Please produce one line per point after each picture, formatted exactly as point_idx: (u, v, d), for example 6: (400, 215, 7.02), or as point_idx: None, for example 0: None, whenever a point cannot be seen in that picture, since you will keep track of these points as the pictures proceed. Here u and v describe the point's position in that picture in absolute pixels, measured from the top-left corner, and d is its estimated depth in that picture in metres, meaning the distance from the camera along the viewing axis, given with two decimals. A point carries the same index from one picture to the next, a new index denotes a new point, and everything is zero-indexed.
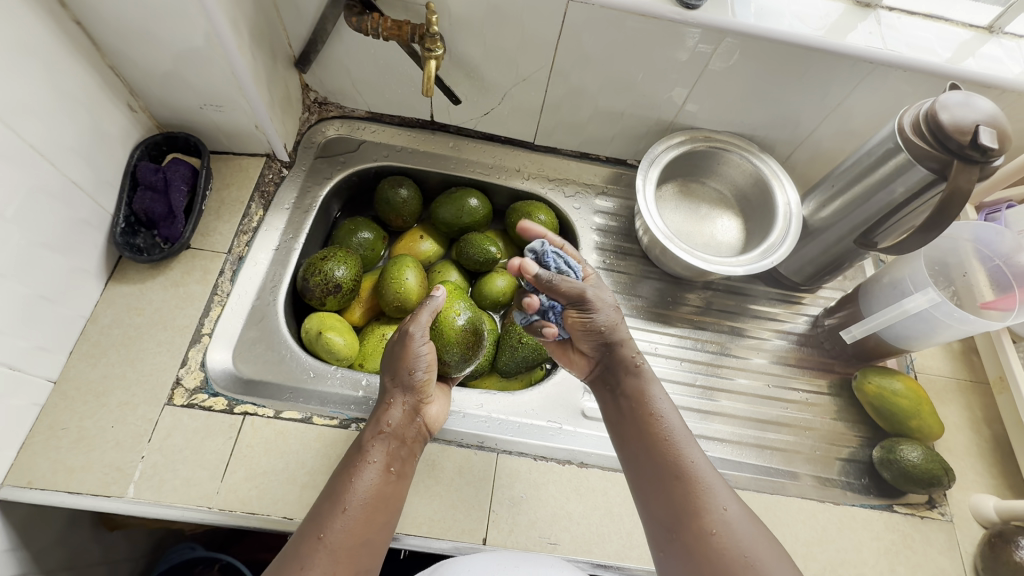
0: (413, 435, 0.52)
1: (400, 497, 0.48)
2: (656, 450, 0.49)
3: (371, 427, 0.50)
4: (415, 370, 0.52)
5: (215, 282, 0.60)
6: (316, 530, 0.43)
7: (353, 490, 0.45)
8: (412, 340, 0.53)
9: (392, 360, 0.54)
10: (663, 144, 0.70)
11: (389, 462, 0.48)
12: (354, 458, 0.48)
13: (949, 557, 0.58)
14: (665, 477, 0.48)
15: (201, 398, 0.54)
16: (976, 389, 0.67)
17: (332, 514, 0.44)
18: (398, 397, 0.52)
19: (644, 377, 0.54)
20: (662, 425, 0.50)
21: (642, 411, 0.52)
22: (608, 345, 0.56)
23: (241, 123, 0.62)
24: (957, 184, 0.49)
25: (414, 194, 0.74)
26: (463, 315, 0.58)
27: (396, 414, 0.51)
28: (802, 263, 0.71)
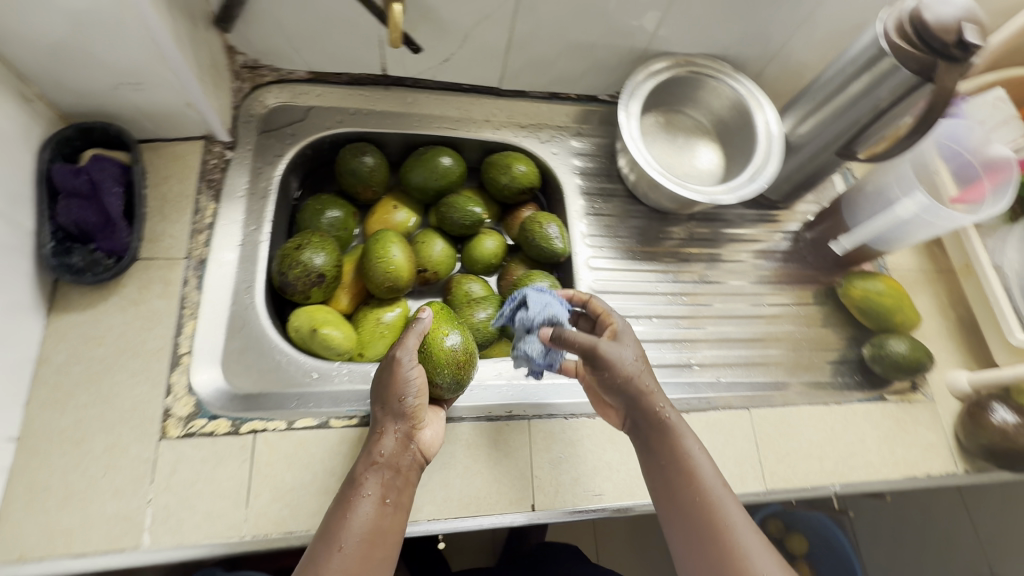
0: (408, 463, 0.47)
1: (400, 532, 0.45)
2: (686, 501, 0.47)
3: (362, 459, 0.46)
4: (406, 397, 0.48)
5: (180, 294, 0.52)
6: (313, 572, 0.40)
7: (348, 527, 0.42)
8: (400, 365, 0.48)
9: (381, 387, 0.48)
10: (643, 73, 0.67)
11: (384, 494, 0.44)
12: (347, 491, 0.44)
13: (934, 431, 0.64)
14: (698, 529, 0.45)
15: (199, 424, 0.48)
16: (941, 277, 0.73)
17: (327, 554, 0.41)
18: (389, 425, 0.47)
19: (673, 425, 0.49)
20: (694, 476, 0.47)
21: (672, 458, 0.48)
22: (632, 396, 0.49)
23: (167, 101, 0.52)
24: (943, 84, 0.50)
25: (381, 160, 0.67)
26: (454, 339, 0.51)
27: (388, 444, 0.46)
28: (780, 181, 0.72)
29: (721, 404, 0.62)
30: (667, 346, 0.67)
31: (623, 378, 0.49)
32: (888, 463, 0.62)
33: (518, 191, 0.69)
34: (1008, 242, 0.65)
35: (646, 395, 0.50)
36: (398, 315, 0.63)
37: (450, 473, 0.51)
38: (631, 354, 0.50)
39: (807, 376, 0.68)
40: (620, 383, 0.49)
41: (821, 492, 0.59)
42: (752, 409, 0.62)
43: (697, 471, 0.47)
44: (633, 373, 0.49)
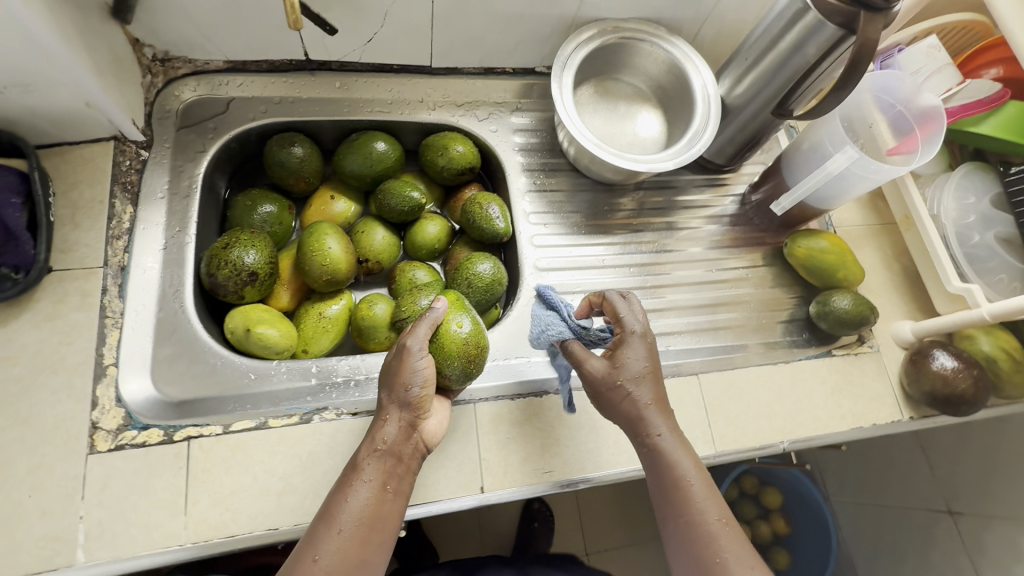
0: (410, 451, 0.48)
1: (397, 518, 0.46)
2: (674, 517, 0.47)
3: (366, 444, 0.47)
4: (412, 387, 0.48)
5: (100, 303, 0.50)
6: (311, 551, 0.41)
7: (345, 509, 0.43)
8: (409, 354, 0.48)
9: (389, 374, 0.49)
10: (573, 44, 0.65)
11: (385, 480, 0.45)
12: (348, 474, 0.46)
13: (880, 381, 0.66)
14: (683, 543, 0.46)
15: (130, 436, 0.47)
16: (885, 230, 0.73)
17: (324, 533, 0.42)
18: (393, 413, 0.48)
19: (666, 442, 0.49)
20: (685, 493, 0.47)
21: (663, 475, 0.48)
22: (620, 410, 0.51)
23: (64, 102, 0.49)
24: (867, 36, 0.49)
25: (312, 150, 0.65)
26: (465, 326, 0.52)
27: (391, 431, 0.47)
28: (723, 144, 0.72)
29: (671, 372, 0.62)
30: None
31: (603, 390, 0.51)
32: (835, 416, 0.63)
33: (457, 173, 0.68)
34: (944, 191, 0.65)
35: (638, 409, 0.50)
36: (343, 308, 0.63)
37: None
38: (616, 366, 0.51)
39: (760, 337, 0.69)
40: (604, 396, 0.51)
41: (770, 449, 0.60)
42: (702, 374, 0.63)
43: (687, 488, 0.47)
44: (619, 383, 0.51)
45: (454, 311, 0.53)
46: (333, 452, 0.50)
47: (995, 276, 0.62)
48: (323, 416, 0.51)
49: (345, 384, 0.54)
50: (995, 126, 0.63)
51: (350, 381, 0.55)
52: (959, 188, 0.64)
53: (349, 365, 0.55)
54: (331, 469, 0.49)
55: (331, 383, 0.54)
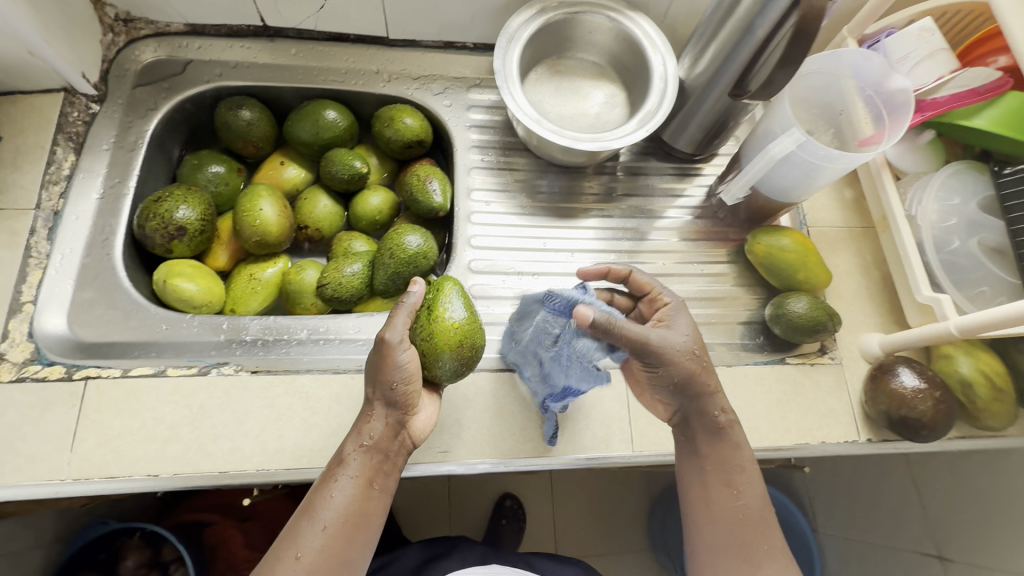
0: (396, 448, 0.47)
1: (381, 512, 0.46)
2: (726, 493, 0.48)
3: (351, 439, 0.46)
4: (396, 383, 0.46)
5: (26, 243, 0.53)
6: (294, 549, 0.42)
7: (328, 506, 0.43)
8: (391, 348, 0.46)
9: (372, 367, 0.46)
10: (523, 15, 0.62)
11: (370, 478, 0.45)
12: (332, 468, 0.45)
13: (837, 397, 0.60)
14: (734, 523, 0.47)
15: (33, 370, 0.49)
16: (866, 233, 0.67)
17: (307, 530, 0.42)
18: (380, 409, 0.46)
19: (731, 423, 0.49)
20: (740, 472, 0.48)
21: (721, 451, 0.49)
22: (693, 393, 0.48)
23: (8, 50, 0.52)
24: (808, 3, 0.44)
25: (262, 114, 0.65)
26: (457, 311, 0.49)
27: (378, 427, 0.46)
28: (690, 131, 0.67)
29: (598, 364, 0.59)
30: None
31: (689, 377, 0.47)
32: (776, 429, 0.58)
33: (404, 145, 0.67)
34: (927, 191, 0.58)
35: (707, 392, 0.48)
36: (278, 271, 0.63)
37: (286, 425, 0.50)
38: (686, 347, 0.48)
39: (709, 337, 0.64)
40: (682, 383, 0.48)
41: None
42: None
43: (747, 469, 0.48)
44: (698, 368, 0.48)
45: (441, 297, 0.49)
46: (224, 407, 0.50)
47: (977, 289, 0.55)
48: (221, 370, 0.52)
49: (252, 342, 0.54)
50: (991, 120, 0.56)
51: (258, 341, 0.55)
52: (944, 188, 0.58)
53: (261, 325, 0.55)
54: (219, 423, 0.49)
55: (239, 341, 0.55)
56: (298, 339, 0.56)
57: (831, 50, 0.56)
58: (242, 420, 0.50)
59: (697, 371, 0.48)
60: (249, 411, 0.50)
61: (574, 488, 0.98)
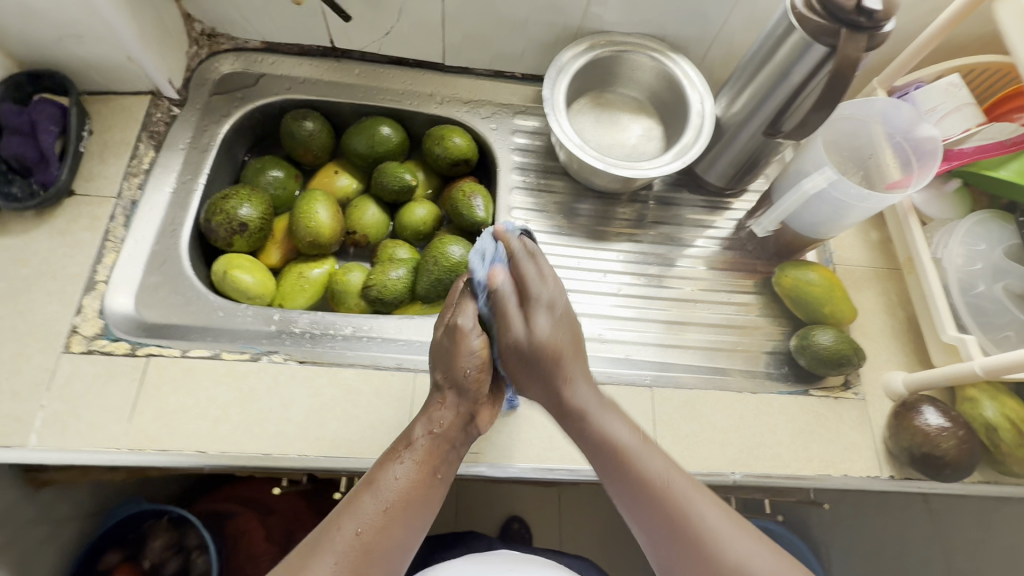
0: (462, 439, 0.50)
1: (436, 503, 0.47)
2: (625, 481, 0.47)
3: (421, 423, 0.49)
4: (469, 369, 0.50)
5: (105, 228, 0.57)
6: (351, 524, 0.42)
7: (390, 485, 0.44)
8: (465, 335, 0.51)
9: (444, 355, 0.51)
10: (573, 51, 0.68)
11: (434, 465, 0.47)
12: (395, 449, 0.47)
13: (860, 432, 0.60)
14: (647, 511, 0.46)
15: (101, 343, 0.52)
16: (891, 274, 0.69)
17: (364, 507, 0.43)
18: (451, 397, 0.50)
19: (591, 413, 0.50)
20: (628, 462, 0.47)
21: (600, 440, 0.49)
22: (547, 376, 0.51)
23: (111, 55, 0.58)
24: (845, 53, 0.48)
25: (323, 126, 0.70)
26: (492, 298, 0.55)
27: (447, 416, 0.49)
28: (722, 166, 0.70)
29: (625, 382, 0.61)
30: (583, 319, 0.66)
31: (545, 355, 0.50)
32: (798, 458, 0.58)
33: (452, 163, 0.71)
34: (952, 236, 0.60)
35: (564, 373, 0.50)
36: (325, 272, 0.66)
37: (328, 414, 0.52)
38: (546, 300, 0.52)
39: (733, 363, 0.66)
40: (537, 360, 0.51)
41: (718, 478, 0.56)
42: (658, 387, 0.60)
43: (626, 453, 0.47)
44: (557, 347, 0.51)
45: None
46: (272, 392, 0.53)
47: (1002, 333, 0.56)
48: (271, 358, 0.55)
49: (301, 334, 0.58)
50: (1016, 172, 0.59)
51: (306, 334, 0.58)
52: (970, 234, 0.60)
53: (309, 319, 0.59)
54: (266, 407, 0.52)
55: (289, 332, 0.58)
56: (343, 334, 0.59)
57: (863, 99, 0.60)
58: (288, 406, 0.52)
59: (556, 350, 0.51)
60: (294, 399, 0.53)
61: (584, 511, 0.98)
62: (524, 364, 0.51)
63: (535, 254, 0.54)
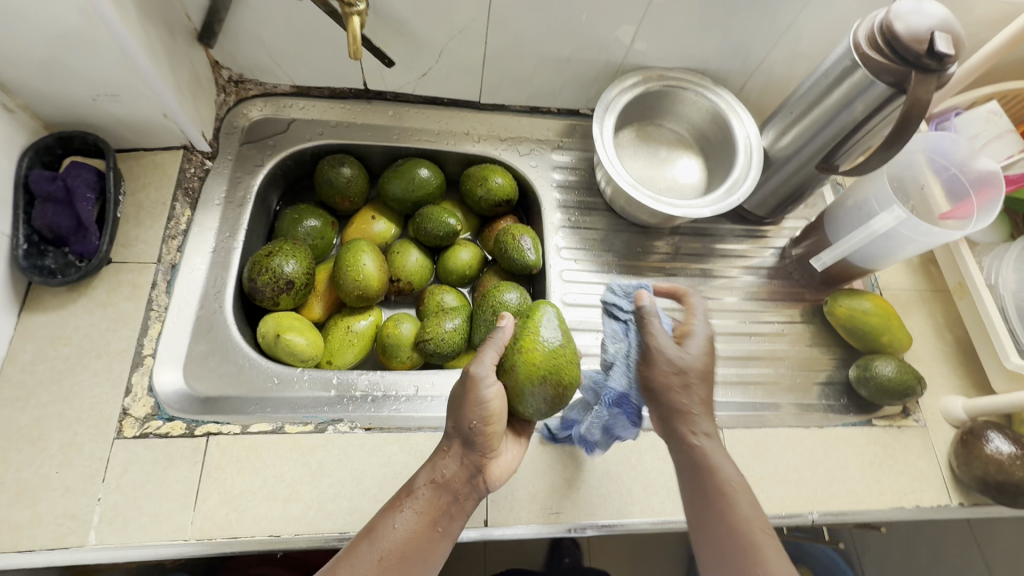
0: (468, 491, 0.46)
1: (438, 561, 0.44)
2: (706, 507, 0.43)
3: (424, 470, 0.46)
4: (477, 421, 0.46)
5: (148, 296, 0.54)
6: (347, 572, 0.40)
7: (388, 532, 0.42)
8: (476, 384, 0.46)
9: (454, 403, 0.48)
10: (618, 87, 0.66)
11: (434, 517, 0.44)
12: (399, 495, 0.45)
13: (926, 460, 0.61)
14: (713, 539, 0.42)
15: (155, 425, 0.49)
16: (937, 296, 0.69)
17: (361, 553, 0.41)
18: (456, 446, 0.47)
19: (702, 445, 0.46)
20: (725, 497, 0.43)
21: (705, 483, 0.44)
22: (669, 410, 0.48)
23: (146, 112, 0.55)
24: (916, 95, 0.48)
25: (359, 172, 0.68)
26: (551, 335, 0.47)
27: (451, 466, 0.46)
28: (765, 196, 0.70)
29: None
30: None
31: (659, 383, 0.48)
32: (871, 492, 0.58)
33: (494, 204, 0.69)
34: (1004, 260, 0.62)
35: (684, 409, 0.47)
36: (370, 324, 0.64)
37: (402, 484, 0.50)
38: (679, 360, 0.49)
39: (791, 396, 0.65)
40: (657, 389, 0.49)
41: (797, 519, 0.56)
42: (727, 429, 0.60)
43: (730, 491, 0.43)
44: (699, 371, 0.49)
45: (531, 325, 0.48)
46: (342, 464, 0.50)
47: None
48: (337, 428, 0.52)
49: (363, 398, 0.55)
50: None
51: (367, 396, 0.55)
52: (1021, 259, 0.61)
53: (368, 380, 0.56)
54: (338, 482, 0.49)
55: (349, 397, 0.55)
56: (405, 395, 0.56)
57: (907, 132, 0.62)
58: (360, 478, 0.50)
59: (698, 373, 0.48)
60: (366, 469, 0.50)
61: None
62: (649, 398, 0.50)
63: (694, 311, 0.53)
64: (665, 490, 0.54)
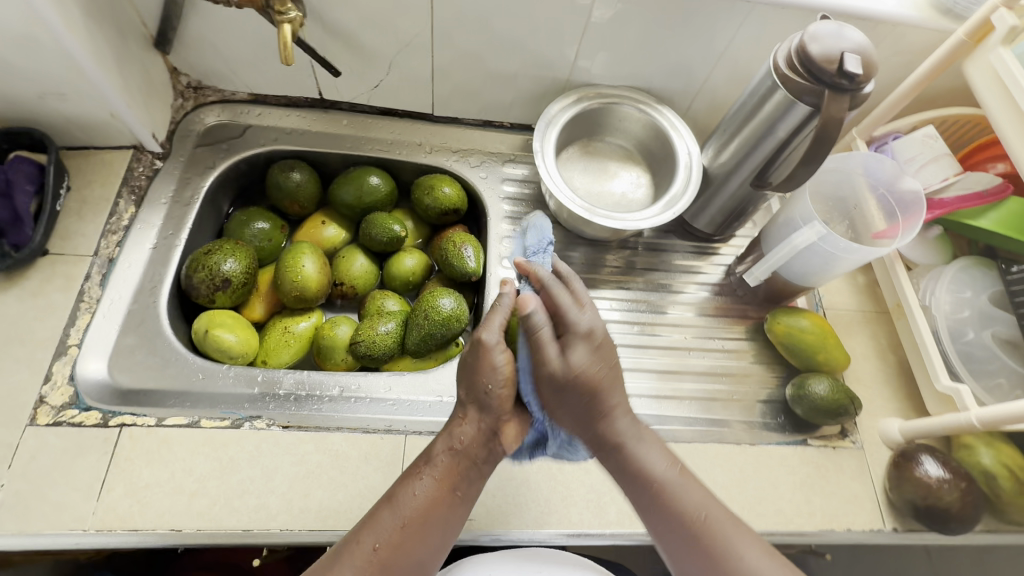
0: (485, 456, 0.47)
1: (457, 523, 0.45)
2: (663, 520, 0.44)
3: (442, 439, 0.47)
4: (491, 387, 0.48)
5: (80, 288, 0.55)
6: (368, 538, 0.41)
7: (406, 498, 0.43)
8: (489, 350, 0.48)
9: (468, 370, 0.49)
10: (561, 103, 0.69)
11: (453, 482, 0.45)
12: (416, 464, 0.46)
13: (861, 483, 0.59)
14: (682, 546, 0.43)
15: (70, 414, 0.49)
16: (879, 318, 0.69)
17: (377, 521, 0.42)
18: (472, 413, 0.48)
19: (629, 445, 0.47)
20: (666, 497, 0.44)
21: (639, 480, 0.46)
22: (586, 405, 0.48)
23: (94, 112, 0.57)
24: (829, 113, 0.49)
25: (310, 177, 0.69)
26: (449, 300, 0.58)
27: (468, 431, 0.47)
28: (711, 213, 0.71)
29: None
30: None
31: (584, 387, 0.47)
32: (801, 513, 0.57)
33: (441, 212, 0.70)
34: (939, 283, 0.62)
35: (604, 409, 0.48)
36: (311, 325, 0.62)
37: (313, 483, 0.50)
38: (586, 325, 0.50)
39: (728, 413, 0.64)
40: (574, 392, 0.47)
41: None
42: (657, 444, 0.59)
43: (665, 486, 0.44)
44: (595, 378, 0.47)
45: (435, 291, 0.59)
46: (253, 461, 0.50)
47: (993, 380, 0.57)
48: (254, 424, 0.52)
49: (285, 397, 0.55)
50: (996, 222, 0.60)
51: (291, 396, 0.56)
52: (955, 281, 0.61)
53: (294, 380, 0.56)
54: (247, 478, 0.49)
55: (272, 395, 0.55)
56: (330, 395, 0.56)
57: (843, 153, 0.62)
58: (270, 476, 0.50)
59: (595, 382, 0.47)
60: (277, 467, 0.50)
61: None
62: (558, 396, 0.48)
63: (579, 305, 0.51)
64: (584, 502, 0.54)
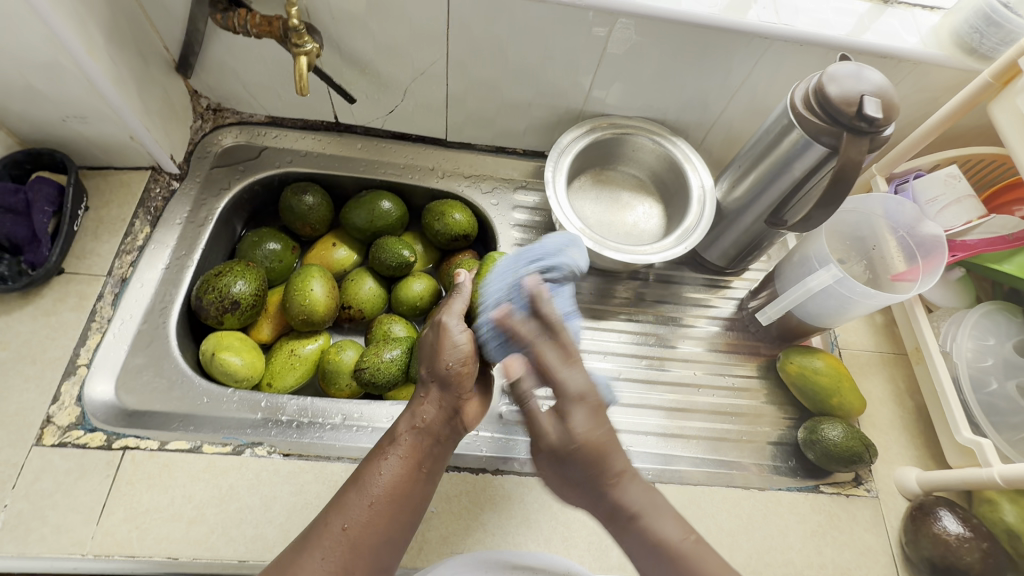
0: (449, 432, 0.44)
1: (425, 500, 0.43)
2: None
3: (405, 417, 0.44)
4: (452, 364, 0.44)
5: (92, 308, 0.56)
6: (338, 521, 0.39)
7: (374, 479, 0.41)
8: (445, 328, 0.45)
9: (430, 348, 0.45)
10: (573, 133, 0.69)
11: (419, 459, 0.42)
12: (381, 445, 0.43)
13: (875, 535, 0.57)
14: None
15: (75, 435, 0.50)
16: (898, 360, 0.67)
17: (349, 501, 0.40)
18: (434, 391, 0.44)
19: (644, 516, 0.40)
20: (686, 569, 0.39)
21: (658, 555, 0.40)
22: (589, 474, 0.40)
23: (114, 134, 0.58)
24: (847, 156, 0.48)
25: (323, 199, 0.69)
26: None
27: (430, 410, 0.44)
28: (725, 247, 0.69)
29: None
30: None
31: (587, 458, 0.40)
32: (811, 564, 0.54)
33: (451, 238, 0.69)
34: (961, 328, 0.60)
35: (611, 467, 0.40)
36: (318, 348, 0.61)
37: (311, 514, 0.50)
38: (574, 391, 0.41)
39: (738, 455, 0.63)
40: (579, 464, 0.40)
41: None
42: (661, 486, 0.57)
43: (687, 558, 0.39)
44: (598, 444, 0.40)
45: None
46: (253, 489, 0.50)
47: (1018, 434, 0.54)
48: (254, 451, 0.53)
49: (288, 423, 0.55)
50: (1020, 266, 0.59)
51: (293, 422, 0.55)
52: (977, 327, 0.59)
53: (298, 406, 0.56)
54: (246, 507, 0.49)
55: (275, 420, 0.55)
56: (332, 423, 0.56)
57: (859, 195, 0.61)
58: (268, 505, 0.49)
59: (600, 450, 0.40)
60: (276, 496, 0.50)
61: None
62: (560, 466, 0.41)
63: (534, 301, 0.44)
64: (586, 544, 0.52)
